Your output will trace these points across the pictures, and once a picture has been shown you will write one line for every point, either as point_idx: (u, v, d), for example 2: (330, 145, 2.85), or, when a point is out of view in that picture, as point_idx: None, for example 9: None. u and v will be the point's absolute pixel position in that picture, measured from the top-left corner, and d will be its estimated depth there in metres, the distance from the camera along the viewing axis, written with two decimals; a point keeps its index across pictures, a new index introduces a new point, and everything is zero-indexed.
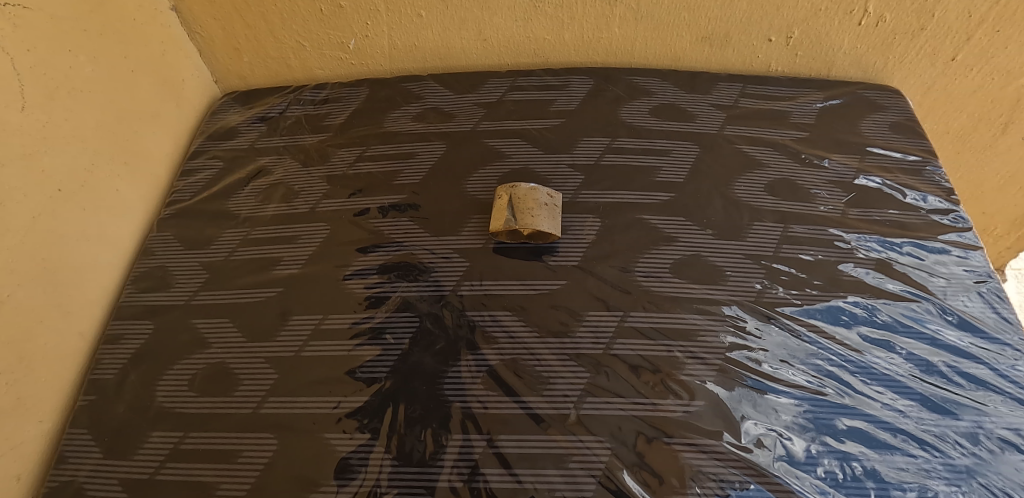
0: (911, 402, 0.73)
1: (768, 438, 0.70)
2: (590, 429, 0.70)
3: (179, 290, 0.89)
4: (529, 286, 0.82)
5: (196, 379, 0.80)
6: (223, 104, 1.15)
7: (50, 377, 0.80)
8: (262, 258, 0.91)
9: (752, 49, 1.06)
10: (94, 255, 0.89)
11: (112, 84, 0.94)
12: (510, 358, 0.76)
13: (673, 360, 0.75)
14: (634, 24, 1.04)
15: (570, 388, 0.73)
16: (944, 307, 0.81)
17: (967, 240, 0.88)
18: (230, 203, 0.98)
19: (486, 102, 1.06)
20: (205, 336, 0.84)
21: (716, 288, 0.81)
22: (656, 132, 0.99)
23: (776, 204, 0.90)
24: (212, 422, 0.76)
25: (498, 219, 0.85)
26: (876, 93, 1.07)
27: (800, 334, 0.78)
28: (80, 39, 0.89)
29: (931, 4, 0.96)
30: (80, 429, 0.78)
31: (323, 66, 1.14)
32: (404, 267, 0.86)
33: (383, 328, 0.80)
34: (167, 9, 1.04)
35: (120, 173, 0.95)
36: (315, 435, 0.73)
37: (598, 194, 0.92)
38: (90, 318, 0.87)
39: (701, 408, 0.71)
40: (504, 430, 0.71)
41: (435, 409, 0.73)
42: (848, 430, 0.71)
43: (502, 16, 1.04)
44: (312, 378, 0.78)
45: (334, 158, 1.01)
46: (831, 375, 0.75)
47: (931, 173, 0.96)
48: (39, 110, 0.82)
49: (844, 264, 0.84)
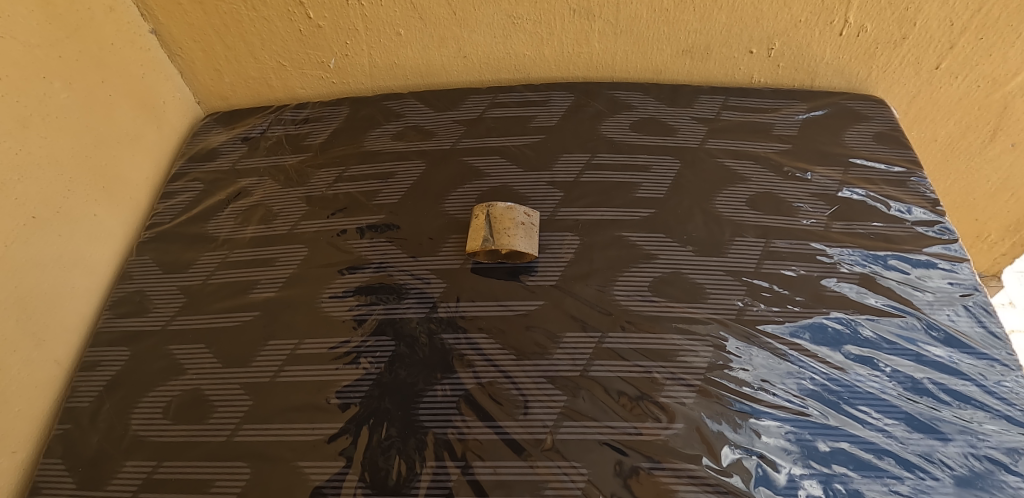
0: (896, 422, 0.72)
1: (749, 462, 0.68)
2: (567, 455, 0.69)
3: (156, 316, 0.88)
4: (507, 307, 0.81)
5: (171, 406, 0.79)
6: (204, 125, 1.15)
7: (24, 406, 0.79)
8: (239, 282, 0.90)
9: (733, 61, 1.06)
10: (71, 281, 0.88)
11: (89, 108, 0.94)
12: (487, 382, 0.75)
13: (652, 381, 0.73)
14: (613, 38, 1.04)
15: (547, 412, 0.72)
16: (930, 322, 0.80)
17: (953, 252, 0.87)
18: (209, 226, 0.98)
19: (466, 119, 1.06)
20: (181, 362, 0.83)
21: (697, 307, 0.80)
22: (636, 147, 0.99)
23: (758, 219, 0.89)
24: (186, 450, 0.75)
25: (475, 238, 0.84)
26: (860, 103, 1.05)
27: (782, 353, 0.76)
28: (56, 65, 0.89)
29: (911, 12, 0.96)
30: (54, 460, 0.77)
31: (304, 86, 1.14)
32: (383, 288, 0.85)
33: (359, 353, 0.79)
34: (146, 33, 1.04)
35: (98, 198, 0.95)
36: (288, 464, 0.72)
37: (578, 211, 0.91)
38: (66, 345, 0.86)
39: (680, 431, 0.70)
40: (480, 456, 0.69)
41: (410, 434, 0.72)
42: (832, 452, 0.69)
43: (481, 33, 1.04)
44: (287, 404, 0.77)
45: (313, 179, 1.01)
46: (815, 395, 0.73)
47: (916, 184, 0.95)
48: (11, 138, 0.82)
49: (828, 279, 0.83)
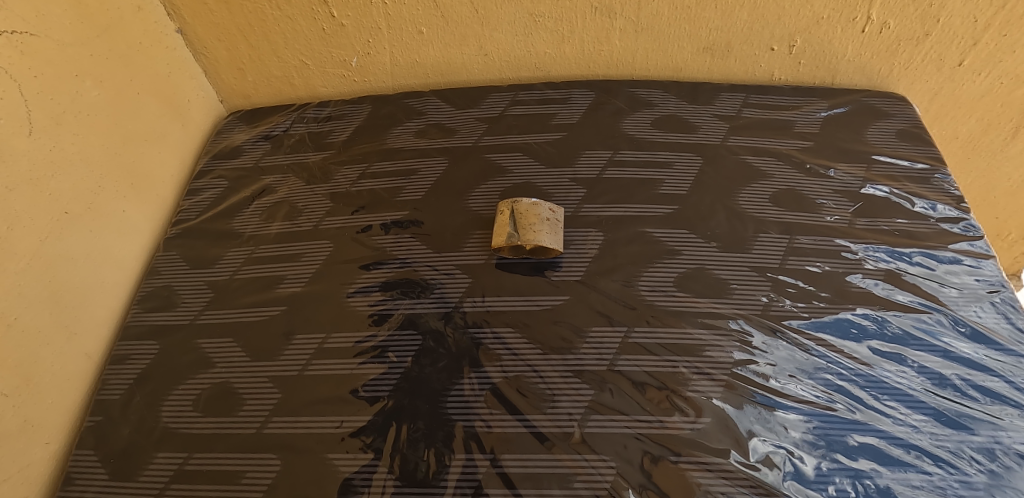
0: (924, 417, 0.72)
1: (778, 456, 0.68)
2: (595, 448, 0.69)
3: (184, 311, 0.90)
4: (532, 302, 0.82)
5: (201, 398, 0.80)
6: (228, 123, 1.17)
7: (56, 398, 0.81)
8: (266, 277, 0.91)
9: (754, 58, 1.06)
10: (101, 275, 0.90)
11: (118, 106, 0.96)
12: (514, 376, 0.75)
13: (679, 376, 0.74)
14: (634, 36, 1.04)
15: (574, 406, 0.72)
16: (956, 318, 0.80)
17: (978, 248, 0.86)
18: (234, 222, 0.99)
19: (487, 116, 1.06)
20: (210, 356, 0.84)
21: (722, 302, 0.80)
22: (658, 144, 0.99)
23: (781, 215, 0.89)
24: (216, 442, 0.76)
25: (500, 234, 0.85)
26: (881, 100, 1.05)
27: (808, 348, 0.76)
28: (87, 64, 0.90)
29: (935, 8, 0.95)
30: (86, 451, 0.79)
31: (325, 84, 1.15)
32: (408, 283, 0.86)
33: (385, 347, 0.80)
34: (172, 32, 1.06)
35: (126, 194, 0.96)
36: (318, 455, 0.73)
37: (601, 208, 0.91)
38: (96, 339, 0.88)
39: (707, 425, 0.70)
40: (508, 449, 0.70)
41: (438, 427, 0.72)
42: (860, 446, 0.69)
43: (502, 31, 1.05)
44: (315, 397, 0.77)
45: (337, 176, 1.02)
46: (842, 390, 0.73)
47: (940, 180, 0.95)
48: (46, 135, 0.84)
49: (852, 275, 0.83)
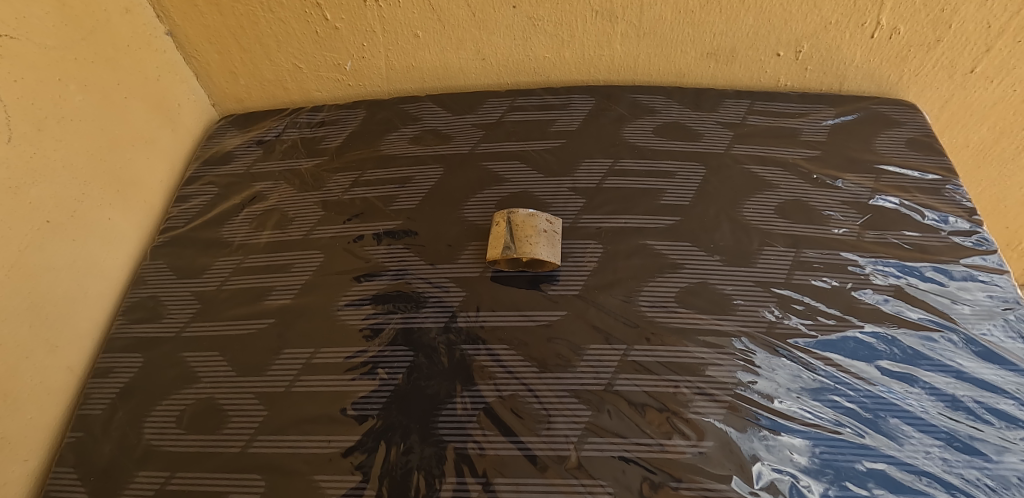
0: (936, 442, 0.69)
1: (784, 483, 0.65)
2: (591, 472, 0.66)
3: (169, 322, 0.87)
4: (528, 317, 0.79)
5: (185, 415, 0.77)
6: (219, 128, 1.14)
7: (36, 413, 0.78)
8: (255, 288, 0.88)
9: (759, 64, 1.03)
10: (85, 286, 0.87)
11: (104, 111, 0.93)
12: (508, 395, 0.72)
13: (680, 396, 0.71)
14: (636, 41, 1.01)
15: (570, 428, 0.69)
16: (969, 337, 0.76)
17: (991, 263, 0.83)
18: (224, 231, 0.96)
19: (484, 123, 1.04)
20: (195, 370, 0.81)
21: (725, 318, 0.77)
22: (660, 152, 0.96)
23: (787, 228, 0.86)
24: (199, 461, 0.73)
25: (496, 246, 0.82)
26: (891, 108, 1.02)
27: (815, 368, 0.73)
28: (71, 68, 0.88)
29: (947, 13, 0.92)
30: (65, 469, 0.76)
31: (319, 88, 1.13)
32: (400, 296, 0.83)
33: (376, 363, 0.77)
34: (162, 34, 1.03)
35: (112, 201, 0.93)
36: (304, 477, 0.70)
37: (600, 219, 0.88)
38: (79, 351, 0.85)
39: (709, 450, 0.67)
40: (501, 472, 0.67)
41: (429, 448, 0.69)
42: (870, 473, 0.66)
43: (500, 35, 1.02)
44: (303, 415, 0.75)
45: (329, 184, 0.99)
46: (849, 412, 0.70)
47: (952, 192, 0.91)
48: (26, 142, 0.81)
49: (861, 291, 0.80)
